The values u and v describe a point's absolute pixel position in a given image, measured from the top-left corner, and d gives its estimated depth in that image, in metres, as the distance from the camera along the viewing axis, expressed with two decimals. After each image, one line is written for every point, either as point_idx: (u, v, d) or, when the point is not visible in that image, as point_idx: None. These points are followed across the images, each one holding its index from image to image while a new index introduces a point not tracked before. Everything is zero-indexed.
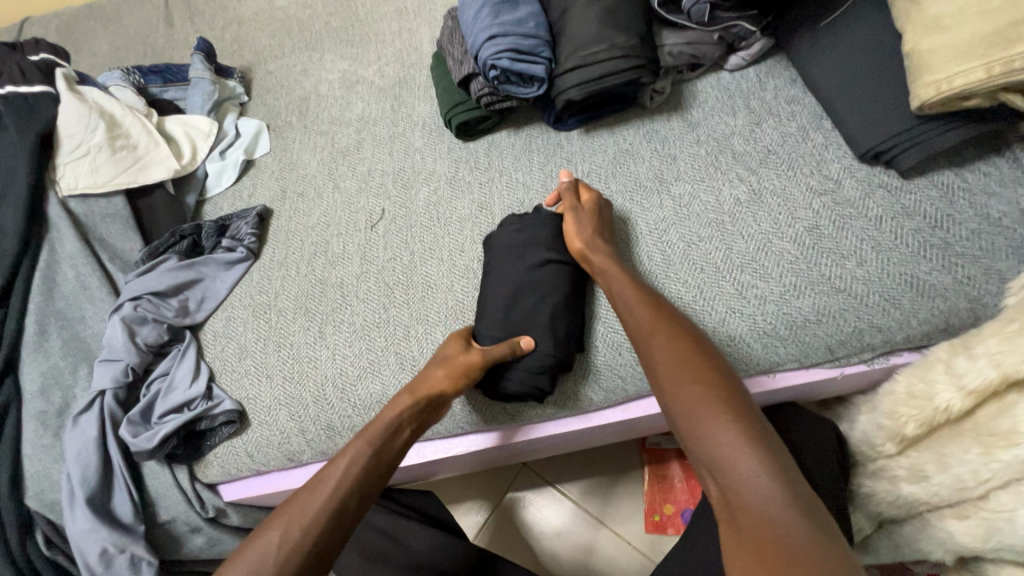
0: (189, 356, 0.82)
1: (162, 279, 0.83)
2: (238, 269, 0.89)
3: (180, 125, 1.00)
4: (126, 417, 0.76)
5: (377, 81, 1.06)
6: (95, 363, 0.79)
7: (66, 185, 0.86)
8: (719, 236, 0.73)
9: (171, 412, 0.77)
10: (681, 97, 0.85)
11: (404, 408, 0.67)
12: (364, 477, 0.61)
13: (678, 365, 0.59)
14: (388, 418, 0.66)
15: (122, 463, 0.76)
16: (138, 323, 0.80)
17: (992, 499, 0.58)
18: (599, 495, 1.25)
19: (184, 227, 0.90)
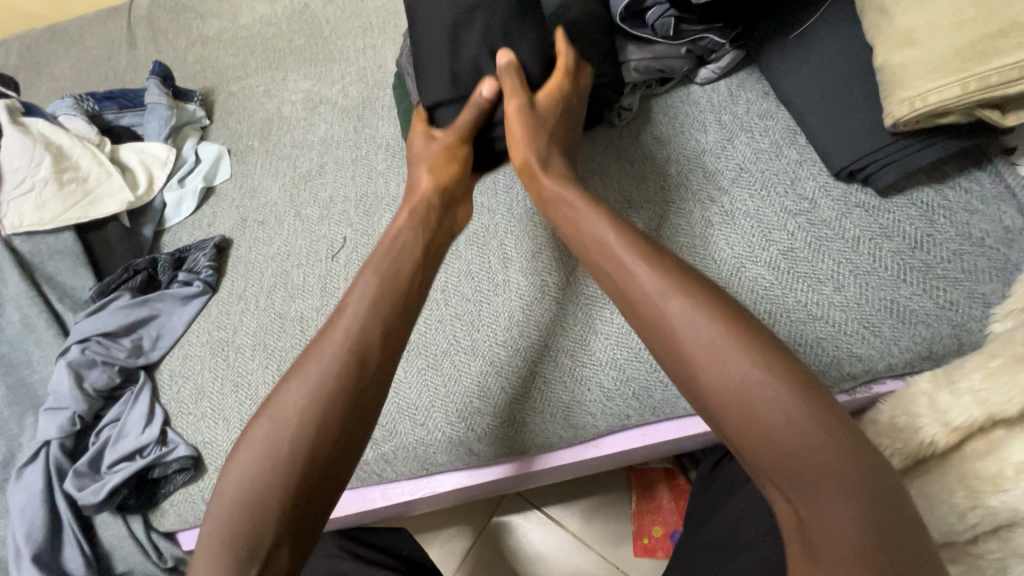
0: (142, 400, 0.78)
1: (112, 319, 0.79)
2: (196, 304, 0.85)
3: (135, 154, 0.96)
4: (73, 468, 0.73)
5: (340, 102, 1.02)
6: (40, 412, 0.75)
7: (11, 223, 0.82)
8: (691, 261, 0.70)
9: (123, 462, 0.74)
10: (651, 112, 0.81)
11: (407, 223, 0.65)
12: (341, 388, 0.55)
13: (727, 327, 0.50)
14: (373, 301, 0.58)
15: (71, 516, 0.72)
16: (86, 367, 0.77)
17: (982, 546, 0.53)
18: (587, 519, 1.21)
19: (138, 261, 0.87)
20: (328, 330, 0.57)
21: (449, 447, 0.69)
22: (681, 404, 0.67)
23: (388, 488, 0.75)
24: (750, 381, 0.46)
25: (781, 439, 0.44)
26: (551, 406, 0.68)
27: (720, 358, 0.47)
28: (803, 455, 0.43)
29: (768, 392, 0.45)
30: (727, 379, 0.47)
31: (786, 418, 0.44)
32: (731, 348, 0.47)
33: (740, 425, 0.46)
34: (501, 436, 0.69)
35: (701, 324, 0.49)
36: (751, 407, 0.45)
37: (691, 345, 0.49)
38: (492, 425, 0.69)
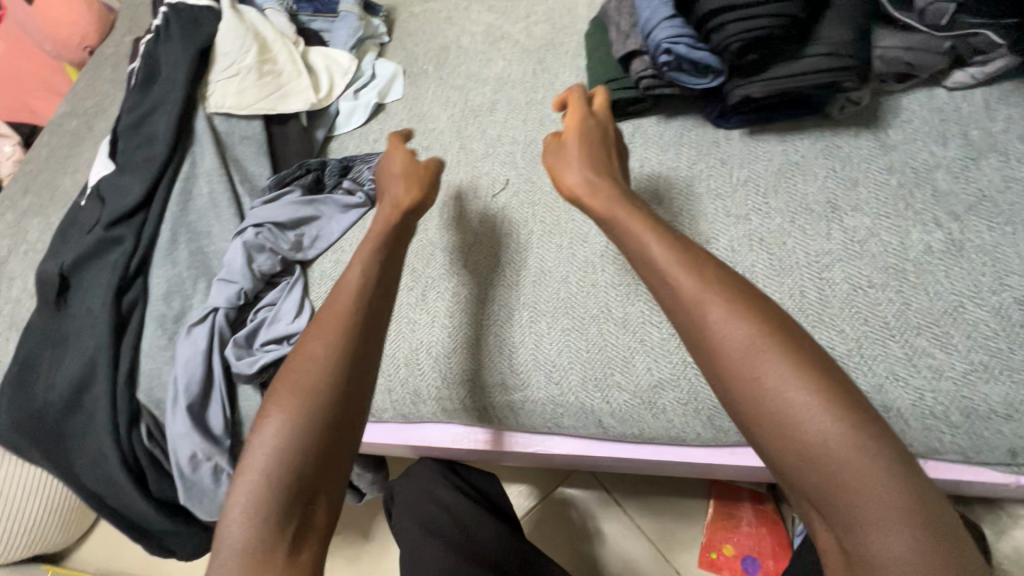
0: (296, 292, 0.83)
1: (284, 211, 0.84)
2: (354, 214, 0.88)
3: (322, 58, 0.99)
4: (233, 338, 0.79)
5: (522, 41, 0.99)
6: (214, 280, 0.82)
7: (214, 102, 0.88)
8: (896, 286, 0.62)
9: (274, 344, 0.79)
10: (878, 111, 0.72)
11: (366, 263, 0.60)
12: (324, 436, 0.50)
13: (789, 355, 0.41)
14: (347, 327, 0.54)
15: (223, 380, 0.79)
16: (257, 251, 0.82)
17: None
18: (656, 516, 1.18)
19: (312, 162, 0.91)
20: (306, 348, 0.54)
21: (578, 413, 0.68)
22: None
23: (502, 435, 0.75)
24: (814, 414, 0.39)
25: (837, 476, 0.38)
26: (697, 401, 0.64)
27: (780, 385, 0.41)
28: (845, 469, 0.38)
29: (831, 428, 0.39)
30: (785, 405, 0.40)
31: (848, 459, 0.38)
32: (788, 376, 0.41)
33: (792, 460, 0.40)
34: (635, 417, 0.66)
35: (758, 344, 0.42)
36: (812, 444, 0.39)
37: (748, 360, 0.42)
38: (628, 403, 0.66)
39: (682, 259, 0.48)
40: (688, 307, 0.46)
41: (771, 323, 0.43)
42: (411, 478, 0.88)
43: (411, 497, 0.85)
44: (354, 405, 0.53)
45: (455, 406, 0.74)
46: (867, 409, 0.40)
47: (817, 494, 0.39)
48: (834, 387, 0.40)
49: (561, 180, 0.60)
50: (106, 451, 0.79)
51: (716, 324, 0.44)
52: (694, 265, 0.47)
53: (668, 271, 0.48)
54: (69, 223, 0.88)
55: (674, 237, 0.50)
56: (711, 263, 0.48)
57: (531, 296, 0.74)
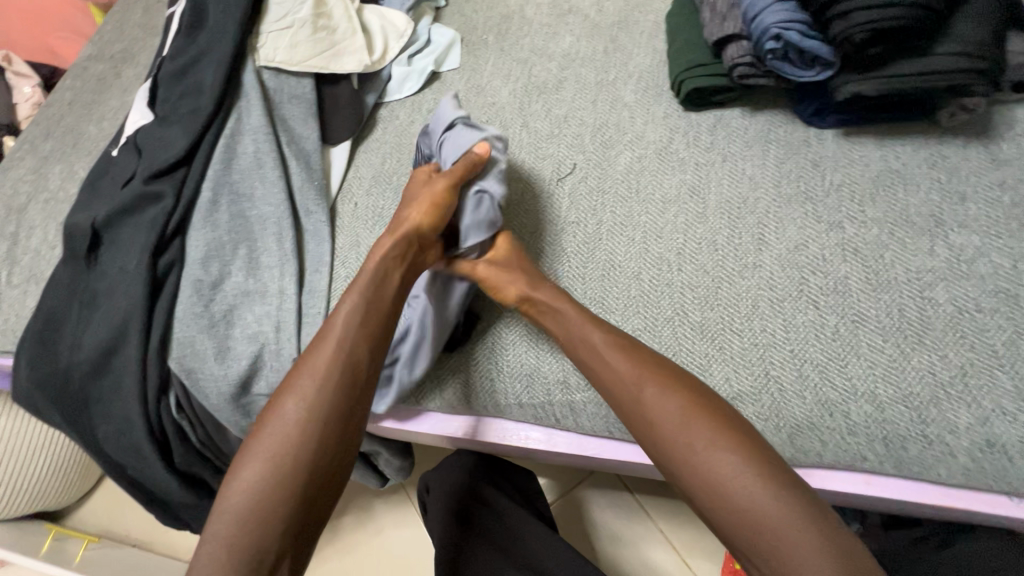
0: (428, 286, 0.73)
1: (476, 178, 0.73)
2: None
3: (377, 18, 0.93)
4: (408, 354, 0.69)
5: (592, 16, 0.93)
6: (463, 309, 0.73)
7: (265, 55, 0.82)
8: (1006, 312, 0.57)
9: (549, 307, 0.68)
10: (992, 121, 0.66)
11: (352, 310, 0.63)
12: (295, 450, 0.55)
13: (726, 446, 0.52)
14: (332, 369, 0.59)
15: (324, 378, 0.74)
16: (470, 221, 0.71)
17: None
18: (680, 522, 1.15)
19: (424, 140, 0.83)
20: (295, 381, 0.59)
21: None
22: (938, 470, 0.56)
23: (557, 435, 0.70)
24: (758, 508, 0.49)
25: (779, 551, 0.48)
26: (780, 418, 0.60)
27: (729, 485, 0.50)
28: (777, 528, 0.48)
29: (767, 511, 0.49)
30: (723, 474, 0.51)
31: (785, 535, 0.47)
32: (741, 477, 0.50)
33: (748, 540, 0.49)
34: None
35: (722, 454, 0.51)
36: (752, 528, 0.49)
37: (695, 458, 0.52)
38: None
39: (634, 370, 0.58)
40: (653, 420, 0.55)
41: (714, 424, 0.53)
42: (451, 470, 0.84)
43: (454, 490, 0.81)
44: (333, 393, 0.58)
45: (509, 401, 0.69)
46: (790, 484, 0.50)
47: (743, 537, 0.50)
48: (763, 476, 0.50)
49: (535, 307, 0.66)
50: (132, 419, 0.74)
51: (669, 427, 0.54)
52: (648, 368, 0.58)
53: (629, 382, 0.58)
54: (100, 173, 0.82)
55: (638, 353, 0.59)
56: (674, 374, 0.57)
57: (598, 291, 0.70)
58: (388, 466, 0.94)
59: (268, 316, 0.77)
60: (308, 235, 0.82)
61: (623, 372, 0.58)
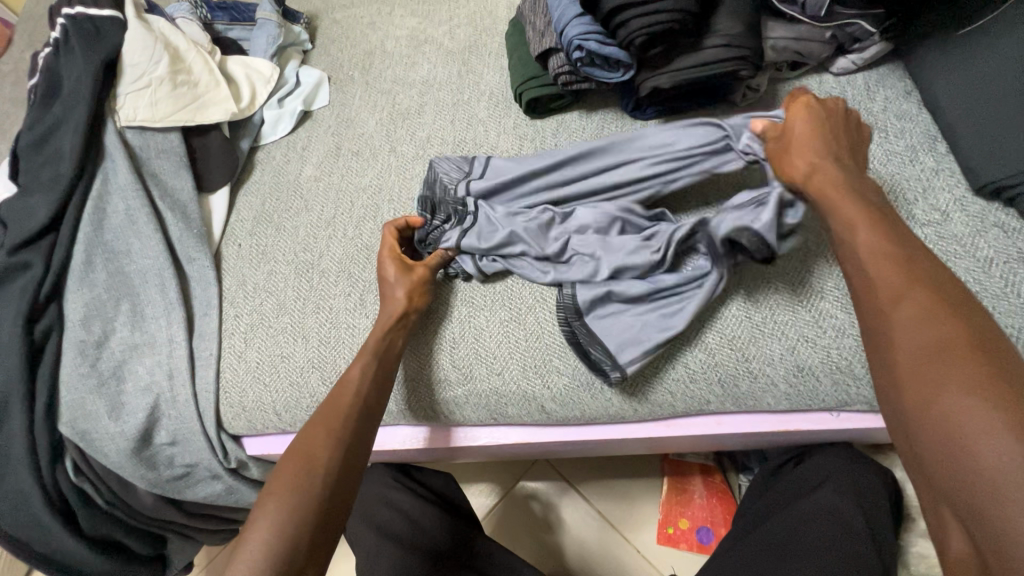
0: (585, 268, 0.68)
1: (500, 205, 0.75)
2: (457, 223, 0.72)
3: (241, 67, 0.96)
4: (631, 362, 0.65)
5: (446, 44, 1.00)
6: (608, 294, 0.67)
7: (125, 115, 0.84)
8: (800, 255, 0.67)
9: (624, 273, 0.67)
10: (777, 97, 0.78)
11: (363, 365, 0.65)
12: (303, 484, 0.54)
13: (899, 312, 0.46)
14: (349, 416, 0.61)
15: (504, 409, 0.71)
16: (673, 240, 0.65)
17: None
18: (613, 499, 1.19)
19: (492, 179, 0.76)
20: (318, 425, 0.60)
21: (521, 401, 0.70)
22: (766, 399, 0.65)
23: (451, 431, 0.75)
24: (939, 366, 0.41)
25: (939, 406, 0.40)
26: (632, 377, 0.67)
27: (927, 335, 0.43)
28: (950, 401, 0.39)
29: (955, 372, 0.40)
30: (935, 383, 0.41)
31: (948, 387, 0.40)
32: (947, 338, 0.42)
33: (910, 402, 0.42)
34: (577, 399, 0.68)
35: (914, 310, 0.44)
36: (936, 381, 0.41)
37: (894, 333, 0.45)
38: (568, 386, 0.68)
39: (860, 237, 0.51)
40: (864, 282, 0.49)
41: (949, 298, 0.44)
42: (365, 484, 0.86)
43: (368, 502, 0.83)
44: (347, 433, 0.59)
45: (400, 406, 0.73)
46: (998, 366, 0.39)
47: (918, 421, 0.41)
48: (977, 343, 0.41)
49: (794, 124, 0.61)
50: (26, 490, 0.74)
51: (885, 297, 0.46)
52: (895, 251, 0.48)
53: (859, 262, 0.50)
54: None
55: (878, 214, 0.52)
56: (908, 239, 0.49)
57: (468, 291, 0.75)
58: None
59: (159, 366, 0.78)
60: (193, 282, 0.84)
61: (880, 285, 0.48)
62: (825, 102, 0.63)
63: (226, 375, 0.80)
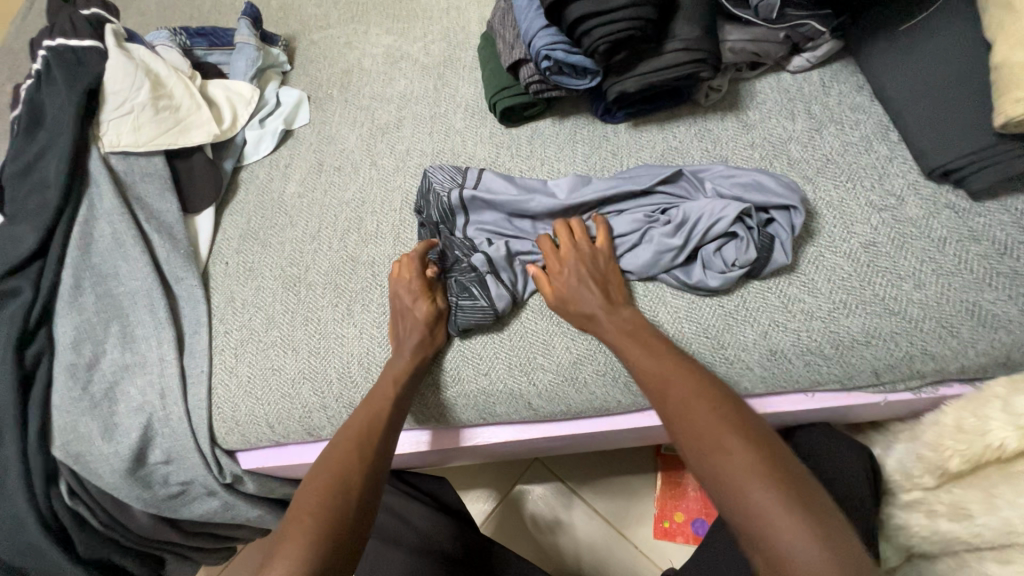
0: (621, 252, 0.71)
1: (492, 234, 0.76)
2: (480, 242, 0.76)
3: (222, 90, 0.98)
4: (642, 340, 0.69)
5: (421, 60, 1.03)
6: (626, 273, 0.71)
7: (109, 141, 0.85)
8: None
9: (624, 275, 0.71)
10: (739, 96, 0.81)
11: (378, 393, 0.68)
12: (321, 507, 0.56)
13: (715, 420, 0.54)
14: (361, 448, 0.63)
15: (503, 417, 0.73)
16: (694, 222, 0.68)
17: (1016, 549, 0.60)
18: (610, 497, 1.20)
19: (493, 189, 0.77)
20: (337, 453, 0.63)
21: (508, 399, 0.72)
22: (743, 384, 0.67)
23: (443, 433, 0.77)
24: (740, 463, 0.49)
25: (750, 497, 0.47)
26: (613, 370, 0.69)
27: (728, 455, 0.50)
28: (765, 503, 0.46)
29: (753, 474, 0.48)
30: (750, 488, 0.47)
31: (750, 481, 0.48)
32: (741, 440, 0.51)
33: (723, 495, 0.49)
34: (562, 394, 0.71)
35: (714, 420, 0.54)
36: (742, 480, 0.48)
37: (705, 437, 0.53)
38: (553, 382, 0.71)
39: (665, 370, 0.60)
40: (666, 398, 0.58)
41: (737, 416, 0.54)
42: None
43: None
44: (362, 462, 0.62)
45: None
46: (789, 475, 0.48)
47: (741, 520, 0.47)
48: (759, 443, 0.51)
49: (562, 281, 0.68)
50: (20, 516, 0.74)
51: (692, 420, 0.55)
52: (704, 399, 0.56)
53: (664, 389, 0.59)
54: None
55: (648, 348, 0.63)
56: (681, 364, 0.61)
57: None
58: None
59: (150, 385, 0.79)
60: (182, 301, 0.86)
61: (695, 398, 0.56)
62: (577, 238, 0.71)
63: (218, 391, 0.81)
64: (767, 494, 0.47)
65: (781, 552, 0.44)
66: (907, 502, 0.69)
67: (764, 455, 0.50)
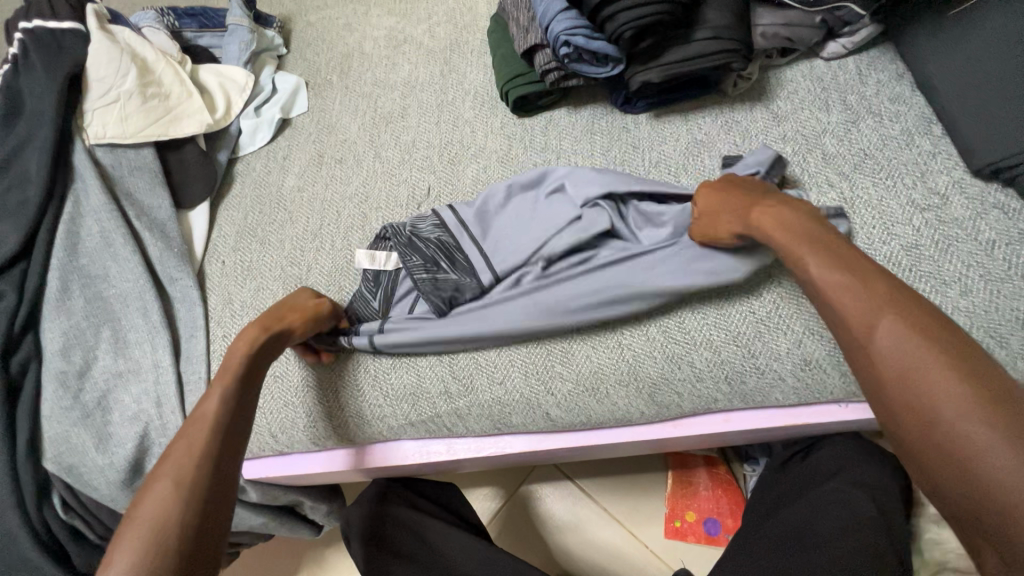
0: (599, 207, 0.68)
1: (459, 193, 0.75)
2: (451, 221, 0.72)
3: (214, 76, 0.92)
4: (669, 349, 0.65)
5: (426, 43, 0.97)
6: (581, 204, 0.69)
7: (94, 133, 0.80)
8: None
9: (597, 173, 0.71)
10: (767, 84, 0.76)
11: (222, 396, 0.59)
12: (177, 506, 0.50)
13: (890, 319, 0.46)
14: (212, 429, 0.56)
15: (519, 428, 0.70)
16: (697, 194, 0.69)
17: None
18: (620, 496, 1.17)
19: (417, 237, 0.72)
20: (134, 516, 0.50)
21: (525, 409, 0.68)
22: (774, 394, 0.64)
23: (454, 442, 0.73)
24: (942, 393, 0.42)
25: (954, 435, 0.41)
26: (637, 379, 0.66)
27: (922, 372, 0.43)
28: (987, 468, 0.39)
29: (970, 420, 0.40)
30: (961, 435, 0.40)
31: (972, 431, 0.40)
32: (933, 357, 0.43)
33: (924, 431, 0.42)
34: (582, 404, 0.67)
35: (894, 320, 0.46)
36: (928, 402, 0.42)
37: (868, 325, 0.47)
38: (572, 391, 0.67)
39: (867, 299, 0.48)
40: (863, 321, 0.47)
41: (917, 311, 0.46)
42: (367, 500, 0.81)
43: (367, 519, 0.78)
44: (220, 423, 0.56)
45: (401, 420, 0.71)
46: (988, 377, 0.42)
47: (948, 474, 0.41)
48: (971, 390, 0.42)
49: (699, 203, 0.63)
50: (11, 531, 0.71)
51: (879, 328, 0.46)
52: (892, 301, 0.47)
53: (873, 325, 0.47)
54: None
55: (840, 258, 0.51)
56: (877, 274, 0.49)
57: None
58: (313, 512, 0.91)
59: (146, 393, 0.75)
60: (177, 304, 0.81)
61: (857, 287, 0.48)
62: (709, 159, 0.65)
63: None
64: (974, 428, 0.40)
65: (994, 499, 0.38)
66: None
67: (949, 354, 0.43)
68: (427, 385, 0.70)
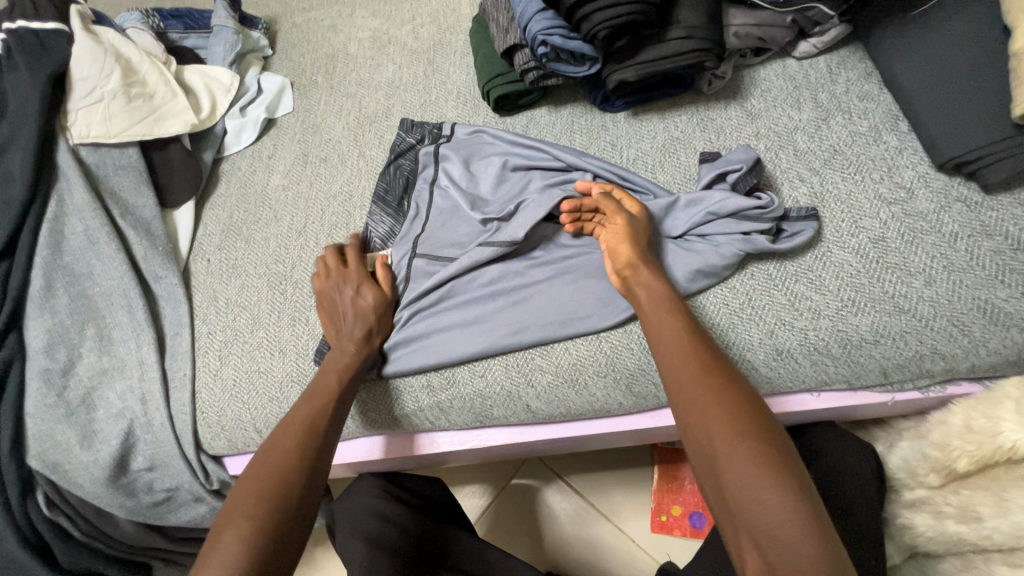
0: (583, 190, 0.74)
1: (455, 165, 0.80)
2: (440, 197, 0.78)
3: (199, 76, 0.93)
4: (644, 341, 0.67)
5: (410, 43, 0.98)
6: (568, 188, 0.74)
7: (77, 132, 0.80)
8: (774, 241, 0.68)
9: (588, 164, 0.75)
10: (741, 83, 0.78)
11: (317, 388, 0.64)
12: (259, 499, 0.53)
13: (703, 397, 0.51)
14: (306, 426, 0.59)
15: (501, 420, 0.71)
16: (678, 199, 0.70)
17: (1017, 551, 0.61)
18: (607, 492, 1.18)
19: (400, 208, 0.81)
20: (233, 504, 0.53)
21: (506, 402, 0.69)
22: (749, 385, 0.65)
23: (437, 436, 0.75)
24: (734, 457, 0.47)
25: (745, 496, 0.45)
26: (614, 371, 0.67)
27: (719, 441, 0.48)
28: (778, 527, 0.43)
29: (758, 483, 0.45)
30: (753, 496, 0.45)
31: (760, 494, 0.44)
32: (730, 429, 0.48)
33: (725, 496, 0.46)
34: (561, 396, 0.68)
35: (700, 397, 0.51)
36: (725, 466, 0.47)
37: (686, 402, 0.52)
38: (552, 384, 0.68)
39: (677, 364, 0.55)
40: (679, 397, 0.53)
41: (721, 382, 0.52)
42: (352, 495, 0.82)
43: (350, 513, 0.79)
44: (316, 419, 0.60)
45: (385, 414, 0.72)
46: (773, 442, 0.47)
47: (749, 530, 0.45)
48: (767, 437, 0.48)
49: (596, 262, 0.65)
50: None
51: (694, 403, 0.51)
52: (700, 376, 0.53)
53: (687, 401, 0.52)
54: None
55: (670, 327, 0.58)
56: (697, 345, 0.56)
57: None
58: None
59: (130, 390, 0.75)
60: (162, 302, 0.82)
61: (679, 363, 0.55)
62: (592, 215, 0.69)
63: (202, 396, 0.77)
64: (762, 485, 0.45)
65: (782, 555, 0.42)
66: (911, 501, 0.69)
67: (740, 419, 0.49)
68: (410, 380, 0.71)
